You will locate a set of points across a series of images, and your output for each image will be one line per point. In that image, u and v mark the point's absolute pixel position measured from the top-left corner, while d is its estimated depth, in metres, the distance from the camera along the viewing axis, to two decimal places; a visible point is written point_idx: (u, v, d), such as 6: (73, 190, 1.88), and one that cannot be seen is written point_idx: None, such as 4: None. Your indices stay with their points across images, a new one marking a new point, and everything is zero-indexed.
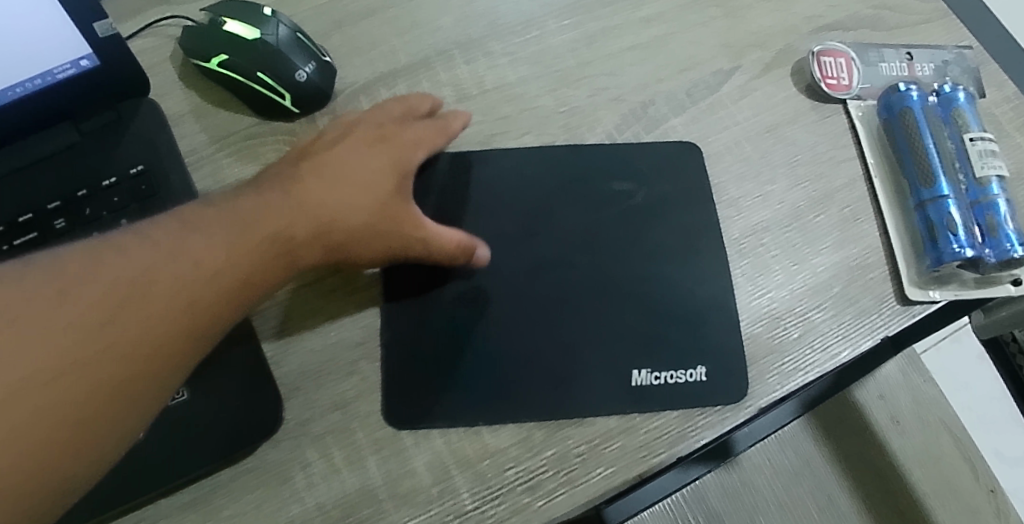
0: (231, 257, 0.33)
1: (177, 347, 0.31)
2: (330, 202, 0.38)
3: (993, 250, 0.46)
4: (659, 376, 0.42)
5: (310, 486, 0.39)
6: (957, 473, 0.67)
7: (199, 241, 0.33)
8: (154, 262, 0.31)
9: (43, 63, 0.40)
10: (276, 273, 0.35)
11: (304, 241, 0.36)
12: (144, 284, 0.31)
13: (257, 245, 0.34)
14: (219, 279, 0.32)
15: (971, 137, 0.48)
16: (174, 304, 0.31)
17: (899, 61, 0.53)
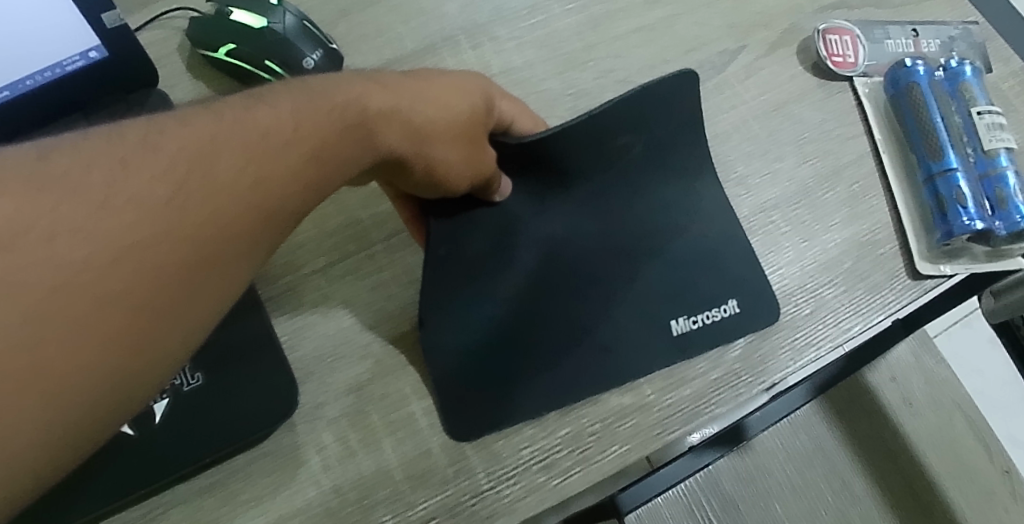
0: (330, 139, 0.30)
1: (270, 223, 0.27)
2: (405, 98, 0.34)
3: (1003, 222, 0.46)
4: (697, 319, 0.43)
5: (326, 469, 0.40)
6: (970, 454, 0.66)
7: (305, 114, 0.30)
8: (253, 126, 0.28)
9: (54, 54, 0.40)
10: (348, 157, 0.31)
11: (396, 135, 0.34)
12: (249, 151, 0.27)
13: (356, 132, 0.32)
14: (317, 161, 0.30)
15: (979, 110, 0.48)
16: (273, 175, 0.28)
17: (904, 38, 0.53)
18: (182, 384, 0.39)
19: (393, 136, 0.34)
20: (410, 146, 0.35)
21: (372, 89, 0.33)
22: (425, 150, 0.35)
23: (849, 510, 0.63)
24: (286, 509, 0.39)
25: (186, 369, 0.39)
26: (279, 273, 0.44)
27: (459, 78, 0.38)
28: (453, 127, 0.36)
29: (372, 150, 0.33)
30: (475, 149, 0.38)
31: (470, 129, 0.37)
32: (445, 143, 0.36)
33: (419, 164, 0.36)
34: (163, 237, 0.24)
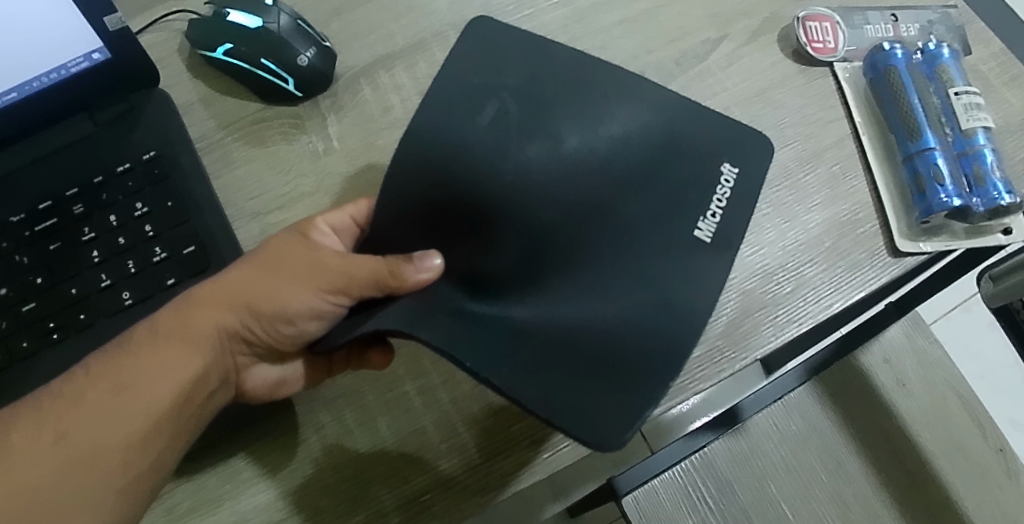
0: (145, 360, 0.36)
1: (128, 450, 0.35)
2: (227, 283, 0.38)
3: (980, 198, 0.47)
4: (715, 212, 0.37)
5: (324, 447, 0.41)
6: (964, 434, 0.68)
7: (121, 358, 0.36)
8: (87, 384, 0.35)
9: (59, 57, 0.42)
10: (175, 362, 0.37)
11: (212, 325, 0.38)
12: (83, 412, 0.35)
13: (179, 343, 0.37)
14: (145, 391, 0.36)
15: (956, 91, 0.49)
16: (110, 417, 0.35)
17: (884, 23, 0.54)
18: None
19: (208, 322, 0.37)
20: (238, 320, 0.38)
21: (180, 302, 0.38)
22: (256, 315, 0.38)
23: (844, 489, 0.64)
24: (285, 486, 0.40)
25: None
26: None
27: (314, 227, 0.39)
28: (277, 277, 0.38)
29: (203, 347, 0.37)
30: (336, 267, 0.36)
31: (301, 264, 0.38)
32: (270, 299, 0.38)
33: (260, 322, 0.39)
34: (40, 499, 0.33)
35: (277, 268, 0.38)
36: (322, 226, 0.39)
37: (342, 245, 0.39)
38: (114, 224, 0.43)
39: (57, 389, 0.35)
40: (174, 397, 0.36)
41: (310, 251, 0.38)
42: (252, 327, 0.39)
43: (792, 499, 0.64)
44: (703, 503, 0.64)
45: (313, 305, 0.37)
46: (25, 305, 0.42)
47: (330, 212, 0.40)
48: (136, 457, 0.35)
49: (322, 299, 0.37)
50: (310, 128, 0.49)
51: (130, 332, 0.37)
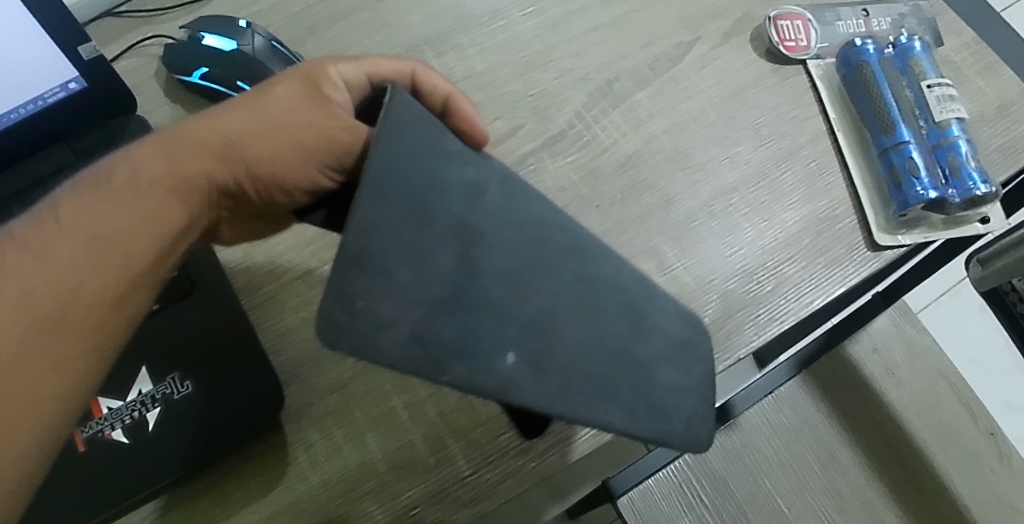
0: (129, 207, 0.33)
1: (110, 304, 0.32)
2: (220, 125, 0.36)
3: (957, 190, 0.48)
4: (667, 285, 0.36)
5: (313, 465, 0.42)
6: (955, 419, 0.69)
7: (100, 203, 0.33)
8: (59, 231, 0.32)
9: (35, 88, 0.42)
10: (161, 209, 0.34)
11: (197, 171, 0.35)
12: (58, 262, 0.31)
13: (162, 187, 0.34)
14: (125, 240, 0.32)
15: (928, 84, 0.50)
16: (86, 267, 0.32)
17: (855, 19, 0.55)
18: (173, 393, 0.40)
19: (200, 171, 0.35)
20: (223, 171, 0.35)
21: (167, 144, 0.35)
22: (241, 162, 0.35)
23: (838, 480, 0.65)
24: (277, 505, 0.41)
25: (176, 378, 0.41)
26: (261, 282, 0.46)
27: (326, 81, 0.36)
28: (266, 136, 0.36)
29: (190, 196, 0.35)
30: (333, 135, 0.34)
31: (294, 127, 0.35)
32: (269, 160, 0.36)
33: (251, 183, 0.36)
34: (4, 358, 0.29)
35: (270, 120, 0.36)
36: (332, 76, 0.36)
37: (352, 103, 0.37)
38: None
39: (20, 233, 0.32)
40: (156, 249, 0.33)
41: (318, 106, 0.35)
42: (240, 183, 0.36)
43: (786, 492, 0.64)
44: (699, 501, 0.64)
45: (300, 172, 0.35)
46: None
47: (343, 64, 0.37)
48: (116, 309, 0.32)
49: (302, 169, 0.35)
50: None
51: (106, 174, 0.34)
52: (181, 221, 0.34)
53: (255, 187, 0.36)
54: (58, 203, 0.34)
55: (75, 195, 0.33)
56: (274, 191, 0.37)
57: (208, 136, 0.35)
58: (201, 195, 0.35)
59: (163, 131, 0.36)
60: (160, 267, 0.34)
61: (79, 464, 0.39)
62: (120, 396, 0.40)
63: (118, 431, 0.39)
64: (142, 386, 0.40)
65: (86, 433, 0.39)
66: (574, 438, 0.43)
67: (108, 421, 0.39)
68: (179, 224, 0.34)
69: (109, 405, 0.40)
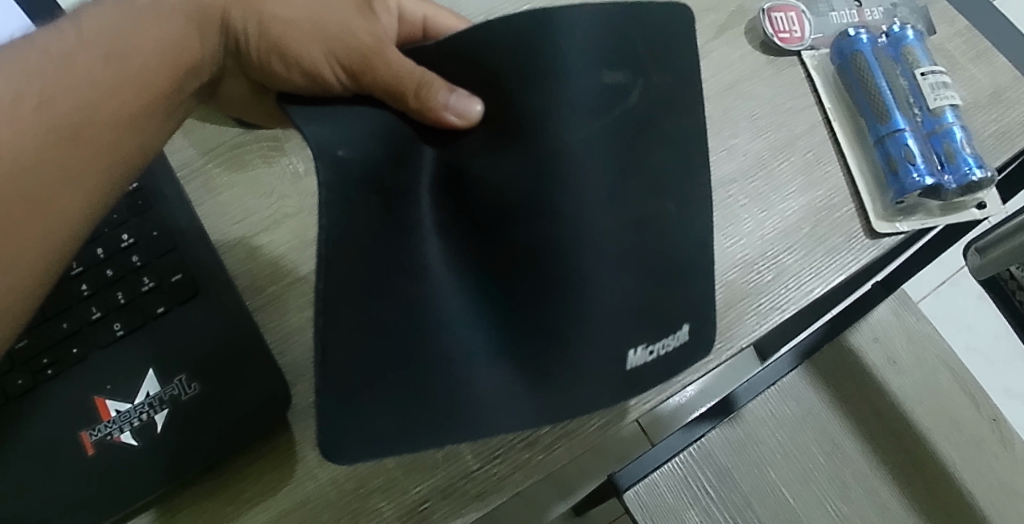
0: (148, 35, 0.37)
1: (127, 124, 0.36)
2: None
3: (952, 175, 0.49)
4: (653, 350, 0.30)
5: (322, 463, 0.42)
6: (957, 405, 0.70)
7: (121, 19, 0.37)
8: (80, 47, 0.36)
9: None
10: (178, 47, 0.38)
11: (219, 4, 0.39)
12: (80, 76, 0.36)
13: (181, 14, 0.38)
14: (141, 58, 0.37)
15: (922, 71, 0.50)
16: (109, 83, 0.36)
17: (848, 9, 0.55)
18: (181, 394, 0.41)
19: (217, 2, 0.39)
20: (240, 20, 0.39)
21: None
22: (256, 11, 0.39)
23: (841, 468, 0.65)
24: (287, 504, 0.41)
25: (183, 380, 0.41)
26: (265, 283, 0.46)
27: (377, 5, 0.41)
28: (309, 29, 0.39)
29: (205, 29, 0.39)
30: (383, 50, 0.35)
31: (336, 29, 0.39)
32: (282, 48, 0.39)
33: (254, 28, 0.39)
34: (26, 166, 0.34)
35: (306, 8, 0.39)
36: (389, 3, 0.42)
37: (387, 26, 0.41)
38: (101, 256, 0.43)
39: (44, 47, 0.36)
40: (171, 79, 0.38)
41: (359, 17, 0.39)
42: (240, 32, 0.40)
43: (790, 482, 0.65)
44: (704, 493, 0.64)
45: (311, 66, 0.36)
46: (18, 342, 0.41)
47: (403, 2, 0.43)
48: (132, 132, 0.37)
49: (328, 59, 0.36)
50: (289, 149, 0.50)
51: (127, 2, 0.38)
52: (195, 54, 0.39)
53: (259, 45, 0.40)
54: (80, 20, 0.37)
55: (102, 15, 0.37)
56: (274, 56, 0.40)
57: None
58: (212, 37, 0.40)
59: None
60: (173, 97, 0.38)
61: (89, 468, 0.39)
62: (129, 398, 0.40)
63: (127, 435, 0.40)
64: (149, 389, 0.41)
65: (96, 436, 0.40)
66: (577, 427, 0.43)
67: (117, 424, 0.40)
68: (193, 58, 0.39)
69: (117, 408, 0.40)
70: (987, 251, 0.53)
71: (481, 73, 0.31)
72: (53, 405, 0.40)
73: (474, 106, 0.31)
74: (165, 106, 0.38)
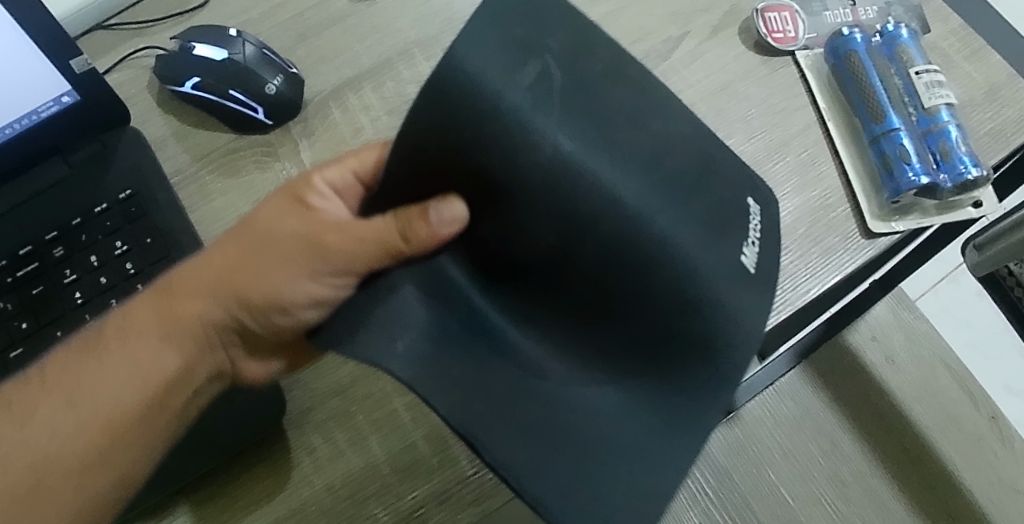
0: (120, 370, 0.35)
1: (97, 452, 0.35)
2: (216, 255, 0.35)
3: (948, 174, 0.48)
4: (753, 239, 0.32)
5: (317, 469, 0.42)
6: (955, 403, 0.70)
7: (85, 374, 0.35)
8: (45, 398, 0.35)
9: (30, 102, 0.42)
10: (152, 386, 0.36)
11: (192, 311, 0.36)
12: (48, 430, 0.35)
13: (155, 332, 0.36)
14: (110, 411, 0.35)
15: (917, 70, 0.50)
16: (77, 405, 0.35)
17: (843, 8, 0.55)
18: None
19: (195, 313, 0.36)
20: (218, 305, 0.36)
21: (164, 286, 0.36)
22: (230, 287, 0.35)
23: (841, 468, 0.64)
24: (281, 511, 0.41)
25: None
26: None
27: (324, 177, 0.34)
28: (272, 251, 0.34)
29: (184, 340, 0.36)
30: (352, 224, 0.31)
31: (300, 231, 0.34)
32: (262, 287, 0.35)
33: (244, 312, 0.36)
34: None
35: (275, 239, 0.34)
36: (319, 186, 0.34)
37: (343, 204, 0.33)
38: (95, 264, 0.44)
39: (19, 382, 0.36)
40: (146, 396, 0.36)
41: (306, 217, 0.34)
42: (238, 315, 0.36)
43: (791, 483, 0.63)
44: (704, 495, 0.62)
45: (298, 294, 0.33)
46: (13, 351, 0.42)
47: (327, 170, 0.35)
48: (107, 457, 0.35)
49: (317, 284, 0.32)
50: (283, 154, 0.49)
51: (99, 328, 0.37)
52: (172, 366, 0.36)
53: (249, 315, 0.36)
54: (49, 360, 0.37)
55: (63, 367, 0.36)
56: (271, 310, 0.36)
57: (203, 276, 0.36)
58: (195, 336, 0.36)
59: (162, 278, 0.37)
60: (158, 407, 0.36)
61: None
62: None
63: None
64: None
65: None
66: None
67: None
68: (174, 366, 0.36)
69: None
70: (986, 248, 0.53)
71: (427, 172, 0.25)
72: None
73: (458, 206, 0.26)
74: (145, 429, 0.36)
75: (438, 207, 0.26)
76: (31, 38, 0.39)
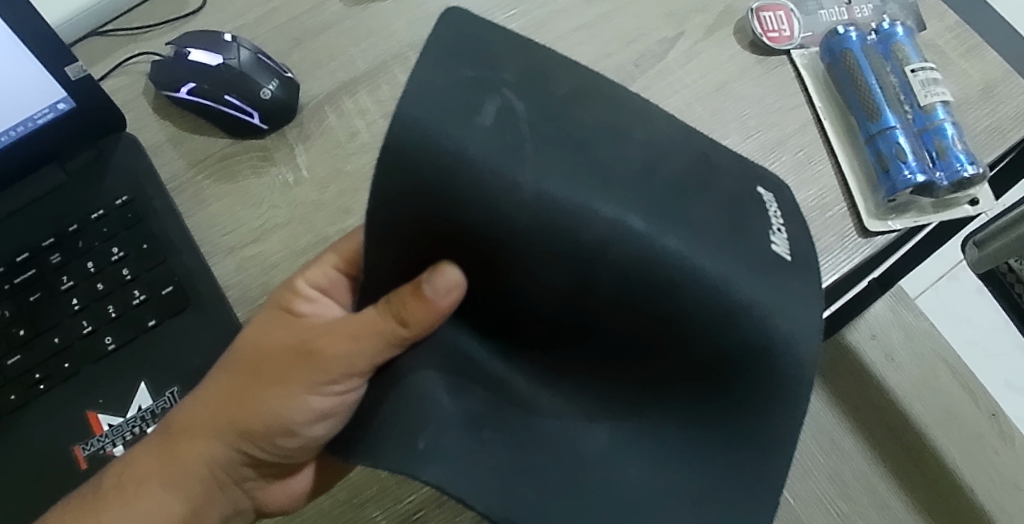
0: (136, 515, 0.37)
1: None
2: (216, 405, 0.36)
3: (944, 172, 0.48)
4: (777, 231, 0.29)
5: None
6: (954, 400, 0.71)
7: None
8: None
9: (26, 109, 0.42)
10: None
11: (201, 461, 0.37)
12: None
13: (158, 483, 0.37)
14: None
15: (912, 68, 0.50)
16: None
17: (838, 7, 0.55)
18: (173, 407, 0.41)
19: (201, 454, 0.37)
20: (222, 445, 0.37)
21: (165, 433, 0.37)
22: (235, 427, 0.36)
23: (841, 467, 0.63)
24: (279, 514, 0.41)
25: (174, 393, 0.41)
26: (257, 294, 0.46)
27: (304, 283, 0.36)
28: (265, 371, 0.35)
29: (197, 483, 0.38)
30: (337, 330, 0.32)
31: (289, 342, 0.34)
32: (267, 421, 0.36)
33: (252, 447, 0.37)
34: None
35: (275, 372, 0.35)
36: (306, 290, 0.36)
37: (328, 304, 0.36)
38: (91, 270, 0.44)
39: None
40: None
41: (294, 324, 0.35)
42: (244, 446, 0.37)
43: (793, 483, 0.61)
44: None
45: (303, 412, 0.34)
46: (11, 359, 0.42)
47: (309, 272, 0.37)
48: None
49: (316, 395, 0.33)
50: (279, 159, 0.50)
51: (96, 483, 0.37)
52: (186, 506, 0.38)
53: (255, 447, 0.37)
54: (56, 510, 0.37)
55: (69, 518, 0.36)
56: (279, 437, 0.37)
57: (205, 418, 0.36)
58: (201, 479, 0.38)
59: (163, 422, 0.37)
60: None
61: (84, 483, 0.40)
62: (121, 412, 0.41)
63: (119, 448, 0.40)
64: (141, 402, 0.41)
65: (88, 451, 0.40)
66: None
67: (109, 438, 0.41)
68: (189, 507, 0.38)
69: (110, 421, 0.41)
70: (986, 245, 0.52)
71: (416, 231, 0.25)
72: (52, 418, 0.41)
73: (451, 272, 0.26)
74: None
75: (432, 282, 0.25)
76: (28, 48, 0.39)
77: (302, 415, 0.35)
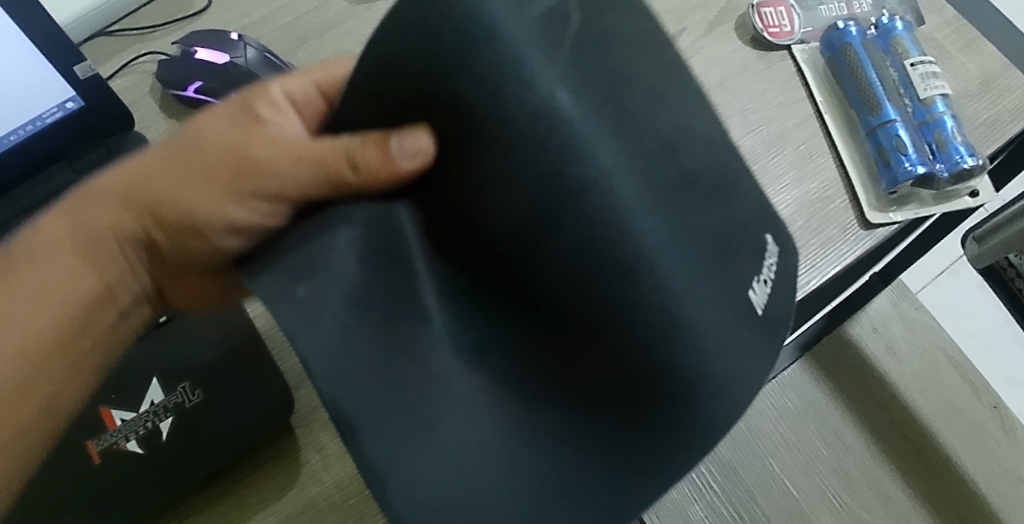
0: (34, 277, 0.33)
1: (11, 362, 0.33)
2: (133, 169, 0.32)
3: (944, 164, 0.49)
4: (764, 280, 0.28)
5: (326, 466, 0.43)
6: (955, 393, 0.71)
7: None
8: None
9: (34, 108, 0.43)
10: (82, 293, 0.34)
11: (104, 221, 0.33)
12: None
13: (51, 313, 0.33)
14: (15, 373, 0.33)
15: (912, 62, 0.50)
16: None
17: (837, 2, 0.56)
18: (185, 402, 0.41)
19: (103, 220, 0.33)
20: (126, 216, 0.33)
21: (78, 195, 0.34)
22: (141, 200, 0.32)
23: (845, 459, 0.64)
24: (293, 506, 0.42)
25: (187, 387, 0.41)
26: None
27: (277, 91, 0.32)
28: (194, 158, 0.31)
29: (103, 258, 0.35)
30: (287, 149, 0.29)
31: (229, 142, 0.31)
32: (178, 212, 0.32)
33: (155, 228, 0.33)
34: None
35: (198, 206, 0.31)
36: (277, 96, 0.32)
37: (292, 116, 0.31)
38: None
39: None
40: (49, 374, 0.34)
41: (246, 130, 0.31)
42: (150, 228, 0.33)
43: (795, 475, 0.62)
44: (709, 488, 0.61)
45: (219, 214, 0.31)
46: None
47: (290, 81, 0.32)
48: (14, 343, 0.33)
49: (238, 204, 0.30)
50: None
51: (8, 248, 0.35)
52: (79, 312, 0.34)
53: (169, 242, 0.34)
54: None
55: None
56: (188, 238, 0.34)
57: (121, 183, 0.33)
58: (114, 262, 0.35)
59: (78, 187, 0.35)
60: (74, 339, 0.34)
61: (94, 478, 0.39)
62: (132, 407, 0.40)
63: (132, 443, 0.40)
64: (153, 397, 0.41)
65: (101, 446, 0.39)
66: None
67: (122, 433, 0.40)
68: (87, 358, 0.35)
69: (121, 417, 0.40)
70: (985, 240, 0.53)
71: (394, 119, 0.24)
72: None
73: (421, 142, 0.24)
74: (46, 400, 0.34)
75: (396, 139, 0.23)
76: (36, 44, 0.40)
77: (211, 218, 0.31)
